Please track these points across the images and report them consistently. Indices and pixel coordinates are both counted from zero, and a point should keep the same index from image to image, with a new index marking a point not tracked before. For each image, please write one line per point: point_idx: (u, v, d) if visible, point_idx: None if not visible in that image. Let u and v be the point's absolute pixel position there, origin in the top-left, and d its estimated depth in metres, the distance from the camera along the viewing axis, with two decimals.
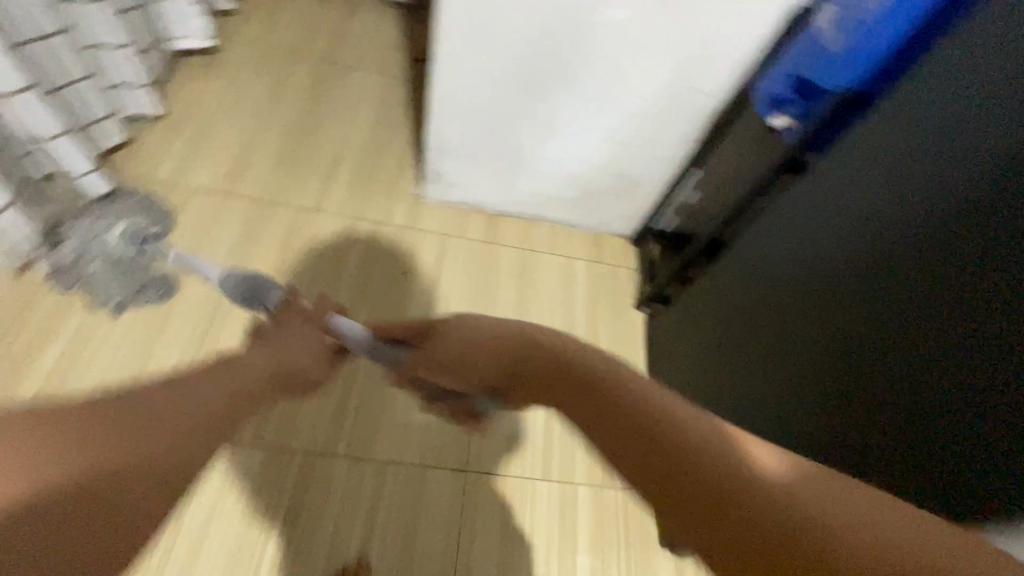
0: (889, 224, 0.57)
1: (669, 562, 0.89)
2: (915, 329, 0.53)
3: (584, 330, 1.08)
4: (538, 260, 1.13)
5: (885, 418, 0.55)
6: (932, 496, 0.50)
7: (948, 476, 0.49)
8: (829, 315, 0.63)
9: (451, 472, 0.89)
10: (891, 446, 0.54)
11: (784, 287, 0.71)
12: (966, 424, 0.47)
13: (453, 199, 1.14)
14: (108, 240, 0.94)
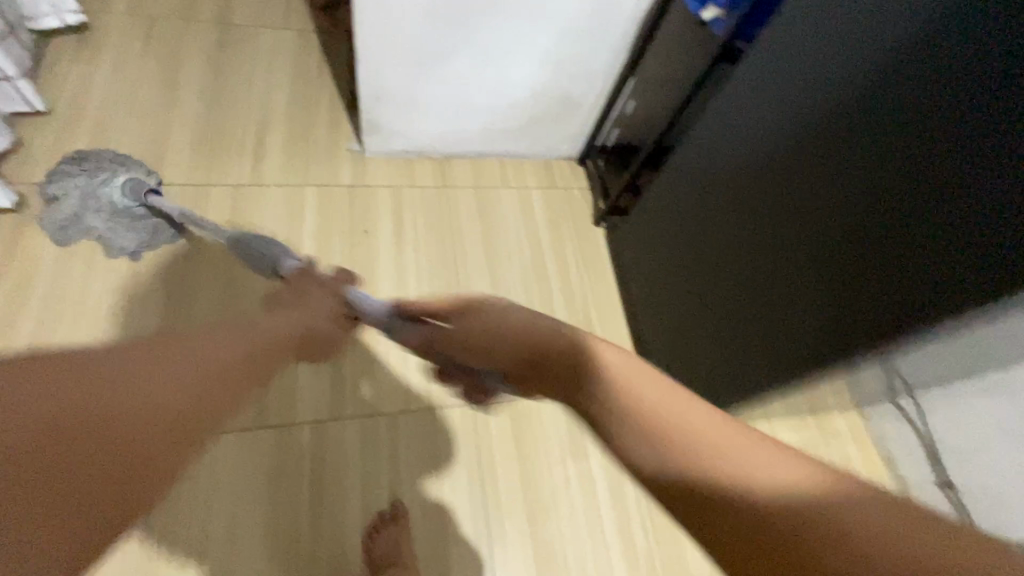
0: (836, 103, 0.64)
1: None
2: (870, 189, 0.60)
3: (552, 254, 1.11)
4: (494, 195, 1.14)
5: (855, 274, 0.62)
6: (905, 325, 0.57)
7: (918, 303, 0.56)
8: (791, 197, 0.70)
9: (459, 408, 0.93)
10: (862, 294, 0.62)
11: (747, 182, 0.78)
12: (906, 245, 0.57)
13: (397, 148, 1.11)
14: (99, 189, 0.93)
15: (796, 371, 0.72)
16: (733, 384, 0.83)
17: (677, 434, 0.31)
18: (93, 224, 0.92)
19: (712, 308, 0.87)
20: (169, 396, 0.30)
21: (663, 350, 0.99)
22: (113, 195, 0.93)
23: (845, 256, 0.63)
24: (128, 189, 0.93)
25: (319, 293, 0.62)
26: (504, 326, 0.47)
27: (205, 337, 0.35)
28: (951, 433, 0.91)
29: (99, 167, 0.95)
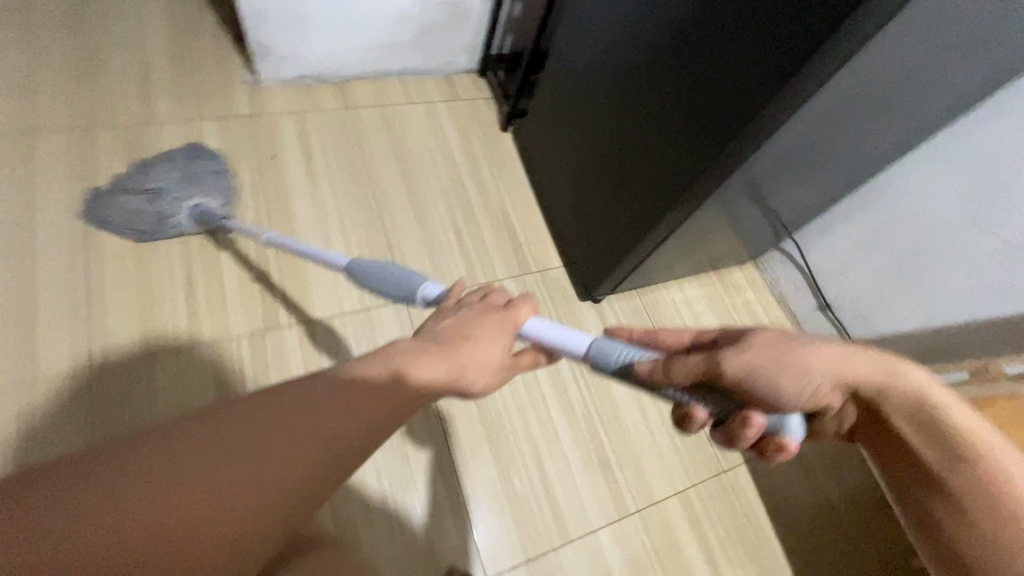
0: (649, 30, 0.79)
1: (592, 311, 1.07)
2: (669, 95, 0.78)
3: (463, 157, 1.15)
4: (398, 111, 1.16)
5: (666, 161, 0.82)
6: (693, 194, 0.78)
7: (699, 176, 0.76)
8: (627, 110, 0.87)
9: (393, 305, 0.97)
10: (672, 176, 0.81)
11: (597, 99, 0.94)
12: (693, 133, 0.75)
13: (291, 74, 1.10)
14: (169, 200, 0.91)
15: (635, 244, 0.92)
16: (620, 254, 0.96)
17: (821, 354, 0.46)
18: (132, 216, 0.90)
19: (581, 204, 1.04)
20: (226, 460, 0.36)
21: (577, 239, 1.06)
22: (179, 203, 0.91)
23: (658, 149, 0.83)
24: (194, 214, 0.91)
25: (488, 342, 0.49)
26: (767, 375, 0.46)
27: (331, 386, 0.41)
28: (825, 261, 1.06)
29: (189, 180, 0.94)
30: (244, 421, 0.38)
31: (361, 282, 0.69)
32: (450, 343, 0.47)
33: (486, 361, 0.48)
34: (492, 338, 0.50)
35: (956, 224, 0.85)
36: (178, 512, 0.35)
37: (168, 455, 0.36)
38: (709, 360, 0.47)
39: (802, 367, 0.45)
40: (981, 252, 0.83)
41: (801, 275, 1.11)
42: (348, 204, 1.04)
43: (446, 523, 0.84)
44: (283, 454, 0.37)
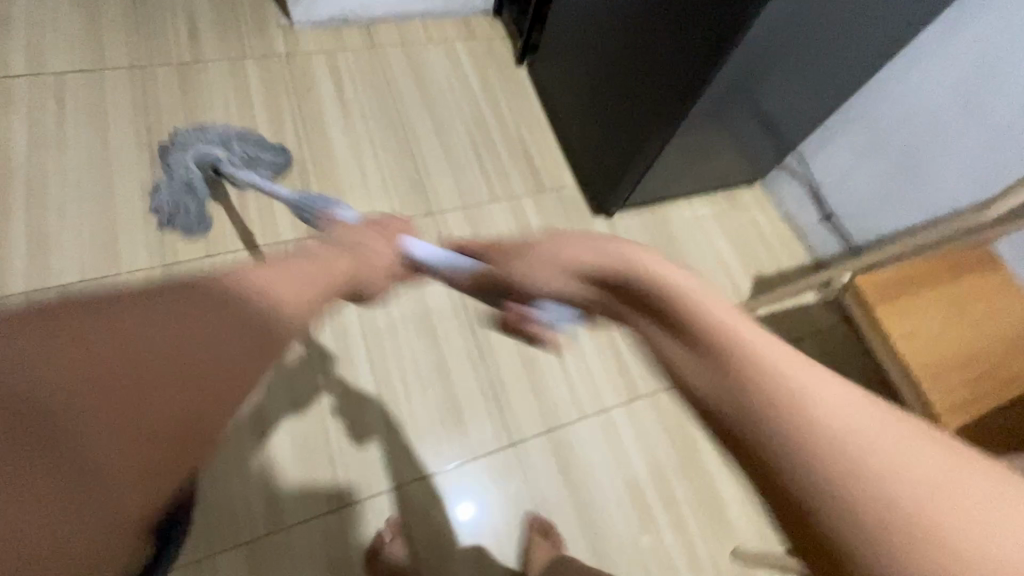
0: None
1: (604, 224, 1.14)
2: None
3: (481, 89, 1.23)
4: (420, 49, 1.24)
5: (669, 60, 0.89)
6: (696, 85, 0.86)
7: (700, 66, 0.84)
8: (628, 21, 0.95)
9: (421, 217, 1.06)
10: (675, 73, 0.89)
11: (599, 18, 1.02)
12: (692, 27, 0.83)
13: (321, 17, 1.19)
14: (185, 168, 0.93)
15: (642, 149, 1.00)
16: (628, 162, 1.04)
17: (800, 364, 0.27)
18: (176, 193, 0.93)
19: (590, 123, 1.12)
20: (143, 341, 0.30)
21: (591, 157, 1.13)
22: (189, 163, 0.93)
23: (660, 51, 0.90)
24: (197, 157, 0.93)
25: (381, 245, 0.60)
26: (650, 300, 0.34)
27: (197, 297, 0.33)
28: (825, 171, 1.11)
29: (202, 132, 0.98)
30: (141, 311, 0.31)
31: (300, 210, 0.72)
32: (345, 246, 0.55)
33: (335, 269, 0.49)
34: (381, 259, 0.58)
35: (945, 111, 0.90)
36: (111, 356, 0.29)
37: (69, 326, 0.29)
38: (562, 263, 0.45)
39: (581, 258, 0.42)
40: (970, 137, 0.88)
41: (803, 190, 1.16)
42: (377, 131, 1.13)
43: (477, 401, 0.93)
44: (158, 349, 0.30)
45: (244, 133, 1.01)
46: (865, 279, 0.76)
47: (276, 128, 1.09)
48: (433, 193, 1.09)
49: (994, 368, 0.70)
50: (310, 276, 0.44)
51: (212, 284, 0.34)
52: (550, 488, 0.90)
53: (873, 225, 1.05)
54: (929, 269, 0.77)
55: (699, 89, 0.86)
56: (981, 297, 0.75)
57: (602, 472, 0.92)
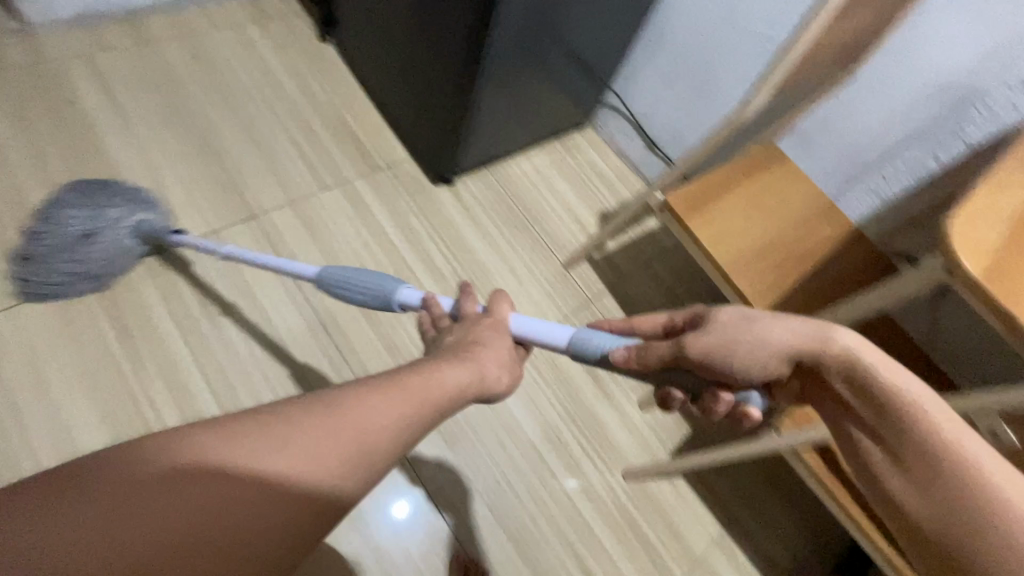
0: None
1: (446, 193, 1.11)
2: None
3: (287, 73, 1.13)
4: (204, 38, 1.11)
5: (455, 9, 0.88)
6: (482, 29, 0.86)
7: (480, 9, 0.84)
8: None
9: (242, 223, 0.97)
10: (463, 22, 0.88)
11: None
12: None
13: (65, 15, 1.01)
14: (63, 230, 0.83)
15: (455, 108, 0.99)
16: (448, 124, 1.02)
17: (925, 409, 0.40)
18: (46, 255, 0.82)
19: (406, 91, 1.07)
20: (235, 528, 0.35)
21: (415, 126, 1.10)
22: (70, 231, 0.83)
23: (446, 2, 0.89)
24: (140, 232, 0.86)
25: (500, 336, 0.56)
26: (720, 347, 0.46)
27: (303, 436, 0.37)
28: (640, 103, 1.17)
29: (118, 201, 0.87)
30: (208, 481, 0.35)
31: (330, 289, 0.71)
32: (468, 346, 0.53)
33: (500, 352, 0.55)
34: (498, 353, 0.54)
35: (718, 29, 0.98)
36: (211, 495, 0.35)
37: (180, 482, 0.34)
38: (725, 328, 0.47)
39: (790, 341, 0.45)
40: (740, 49, 0.97)
41: (626, 121, 1.22)
42: (169, 137, 1.00)
43: None
44: (249, 523, 0.35)
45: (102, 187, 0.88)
46: (676, 195, 0.81)
47: (34, 154, 0.92)
48: (252, 195, 0.99)
49: (786, 248, 0.80)
50: (398, 398, 0.43)
51: (288, 420, 0.38)
52: (439, 467, 0.88)
53: (687, 145, 1.14)
54: (725, 173, 0.85)
55: (486, 33, 0.86)
56: (767, 191, 0.85)
57: (489, 435, 0.92)
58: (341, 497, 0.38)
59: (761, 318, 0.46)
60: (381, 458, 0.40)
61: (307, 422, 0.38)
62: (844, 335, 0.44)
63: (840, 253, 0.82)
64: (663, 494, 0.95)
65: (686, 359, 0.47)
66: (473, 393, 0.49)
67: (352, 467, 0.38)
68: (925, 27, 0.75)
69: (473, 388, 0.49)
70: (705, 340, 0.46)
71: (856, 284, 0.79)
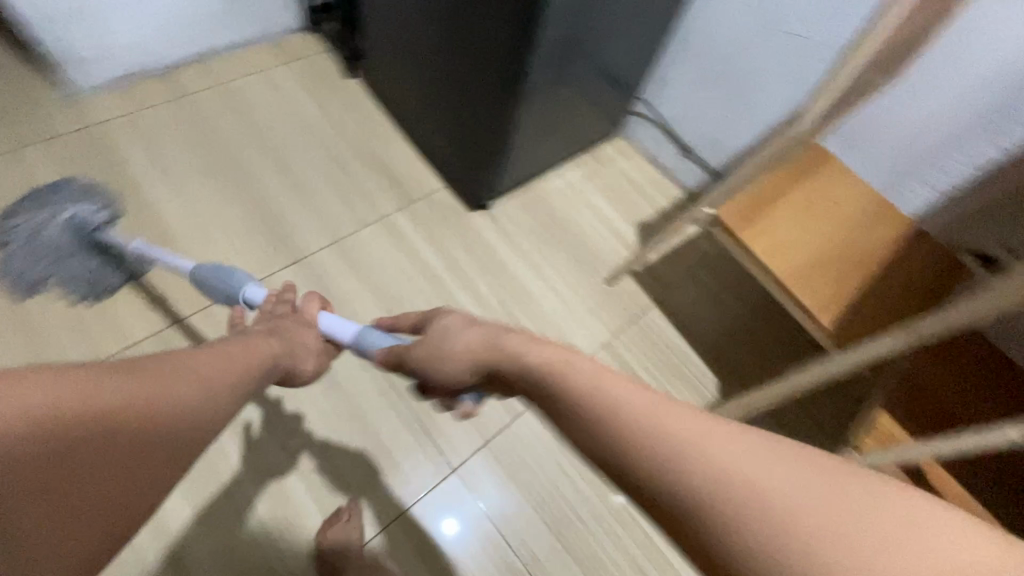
0: None
1: (483, 218, 1.11)
2: None
3: (317, 113, 1.14)
4: (236, 85, 1.13)
5: (490, 44, 0.88)
6: (521, 63, 0.86)
7: (519, 44, 0.84)
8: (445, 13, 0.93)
9: (289, 268, 0.98)
10: (499, 56, 0.88)
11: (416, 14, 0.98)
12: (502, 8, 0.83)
13: (107, 77, 1.04)
14: (47, 229, 0.85)
15: (492, 136, 0.99)
16: (484, 152, 1.02)
17: (710, 458, 0.31)
18: (47, 259, 0.85)
19: (438, 121, 1.08)
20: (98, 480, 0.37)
21: (448, 154, 1.10)
22: (57, 229, 0.85)
23: (480, 38, 0.89)
24: (75, 222, 0.86)
25: (306, 345, 0.64)
26: (429, 360, 0.53)
27: (193, 367, 0.47)
28: (672, 110, 1.15)
29: (44, 203, 0.87)
30: (94, 450, 0.37)
31: (204, 288, 0.73)
32: (269, 334, 0.62)
33: (305, 344, 0.65)
34: (272, 349, 0.59)
35: (752, 29, 0.95)
36: (95, 457, 0.37)
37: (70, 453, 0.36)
38: (430, 346, 0.53)
39: (630, 401, 0.35)
40: (776, 48, 0.94)
41: (656, 129, 1.20)
42: (212, 188, 1.02)
43: (405, 441, 0.89)
44: (117, 485, 0.38)
45: (57, 188, 0.90)
46: (726, 208, 0.79)
47: None
48: (297, 238, 1.01)
49: (849, 256, 0.77)
50: (229, 358, 0.52)
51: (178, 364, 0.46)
52: (502, 498, 0.88)
53: (724, 148, 1.11)
54: (775, 181, 0.83)
55: (525, 66, 0.86)
56: (822, 196, 0.82)
57: (549, 461, 0.92)
58: (200, 438, 0.45)
59: (518, 336, 0.46)
60: (227, 405, 0.48)
61: (172, 379, 0.44)
62: (687, 420, 0.33)
63: (904, 258, 0.79)
64: None
65: (505, 373, 0.46)
66: (276, 357, 0.59)
67: (218, 400, 0.47)
68: (968, 31, 0.72)
69: (270, 356, 0.58)
70: (425, 344, 0.54)
71: (928, 291, 0.76)
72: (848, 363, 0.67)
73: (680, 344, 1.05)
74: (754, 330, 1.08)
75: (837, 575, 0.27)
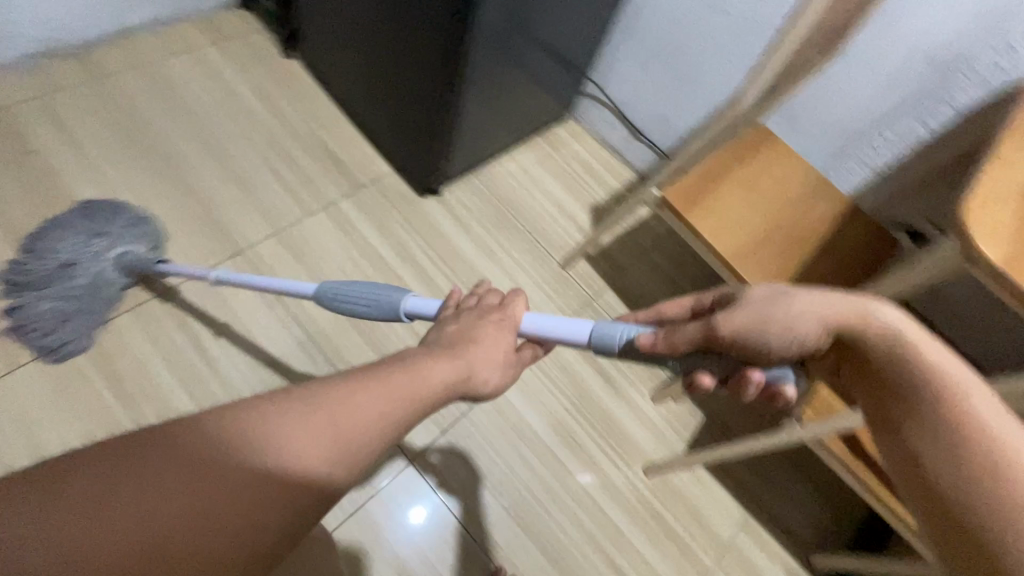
0: None
1: (434, 203, 1.09)
2: None
3: (254, 95, 1.08)
4: (163, 66, 1.05)
5: (432, 23, 0.85)
6: (464, 43, 0.83)
7: (460, 23, 0.81)
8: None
9: (229, 260, 0.93)
10: (441, 36, 0.85)
11: None
12: None
13: (11, 57, 0.95)
14: (91, 258, 0.82)
15: (440, 120, 0.96)
16: (431, 137, 0.99)
17: (946, 382, 0.37)
18: (56, 290, 0.80)
19: (382, 103, 1.04)
20: (138, 506, 0.34)
21: (396, 138, 1.06)
22: (98, 263, 0.82)
23: (421, 17, 0.86)
24: (123, 265, 0.84)
25: (500, 338, 0.54)
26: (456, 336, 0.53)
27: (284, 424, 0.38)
28: (622, 91, 1.15)
29: (99, 228, 0.84)
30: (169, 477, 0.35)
31: (331, 306, 0.66)
32: (455, 344, 0.52)
33: (500, 347, 0.54)
34: (491, 356, 0.52)
35: (695, 10, 0.96)
36: (190, 500, 0.35)
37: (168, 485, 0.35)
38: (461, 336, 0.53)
39: (827, 315, 0.41)
40: (719, 29, 0.95)
41: (607, 111, 1.19)
42: (139, 177, 0.95)
43: None
44: (217, 531, 0.35)
45: (117, 216, 0.86)
46: (673, 191, 0.80)
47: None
48: (236, 228, 0.96)
49: (791, 234, 0.79)
50: (385, 391, 0.43)
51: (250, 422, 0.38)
52: (462, 487, 0.88)
53: (673, 130, 1.12)
54: (721, 161, 0.84)
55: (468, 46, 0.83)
56: (766, 175, 0.84)
57: (508, 448, 0.92)
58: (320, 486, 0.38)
59: (771, 288, 0.44)
60: (355, 456, 0.40)
61: (284, 421, 0.38)
62: (924, 345, 0.38)
63: (843, 234, 0.82)
64: (685, 483, 0.95)
65: (716, 337, 0.45)
66: (462, 387, 0.49)
67: (329, 448, 0.39)
68: (908, 3, 0.74)
69: (460, 382, 0.49)
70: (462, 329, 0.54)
71: (862, 265, 0.79)
72: None
73: None
74: None
75: (973, 473, 0.35)
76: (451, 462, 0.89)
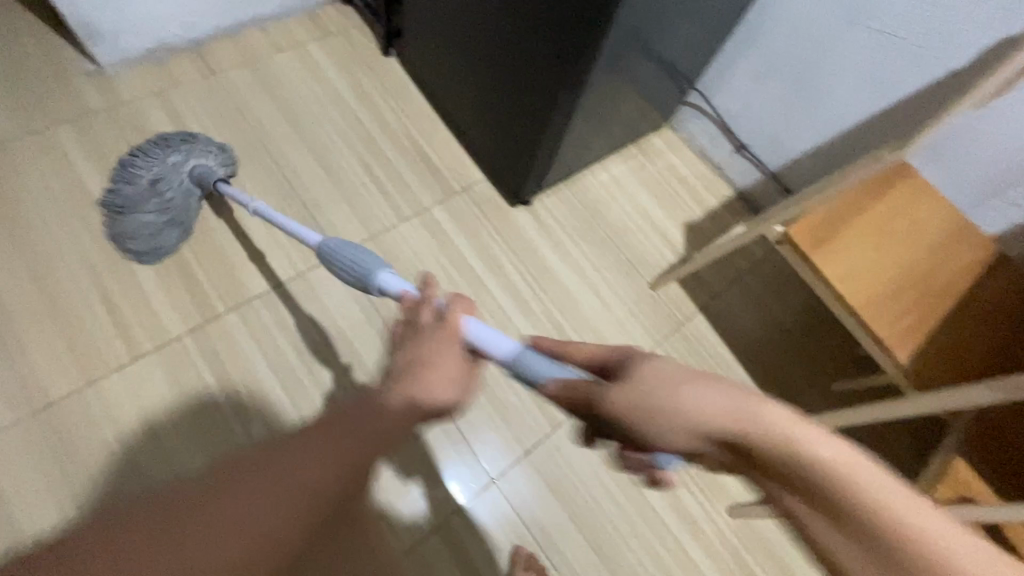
0: None
1: (523, 213, 1.06)
2: None
3: (352, 94, 1.08)
4: (269, 62, 1.07)
5: (551, 41, 0.82)
6: (585, 67, 0.80)
7: (583, 47, 0.78)
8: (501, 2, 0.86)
9: None
10: (559, 55, 0.82)
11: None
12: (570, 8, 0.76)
13: (136, 52, 0.99)
14: (167, 169, 0.86)
15: (543, 138, 0.93)
16: (529, 151, 0.97)
17: (881, 499, 0.32)
18: (140, 197, 0.85)
19: (481, 110, 1.02)
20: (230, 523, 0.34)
21: (491, 146, 1.04)
22: (174, 175, 0.86)
23: (539, 34, 0.83)
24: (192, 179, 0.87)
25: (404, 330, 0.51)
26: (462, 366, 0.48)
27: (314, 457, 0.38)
28: (730, 104, 1.08)
29: (174, 145, 0.87)
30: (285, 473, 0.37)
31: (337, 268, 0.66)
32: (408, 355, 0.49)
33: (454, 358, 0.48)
34: (452, 371, 0.47)
35: (832, 26, 0.87)
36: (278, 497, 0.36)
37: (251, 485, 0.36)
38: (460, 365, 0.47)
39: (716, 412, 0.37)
40: (858, 49, 0.86)
41: (710, 122, 1.12)
42: (245, 174, 0.98)
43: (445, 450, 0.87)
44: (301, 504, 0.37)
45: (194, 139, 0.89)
46: (800, 229, 0.74)
47: None
48: (333, 231, 0.97)
49: (930, 285, 0.72)
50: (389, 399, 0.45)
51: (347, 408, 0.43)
52: (542, 511, 0.87)
53: (784, 150, 1.04)
54: (854, 199, 0.77)
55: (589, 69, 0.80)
56: (903, 215, 0.76)
57: (589, 474, 0.90)
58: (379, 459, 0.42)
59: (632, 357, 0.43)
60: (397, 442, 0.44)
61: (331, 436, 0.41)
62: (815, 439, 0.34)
63: (988, 286, 0.74)
64: (771, 529, 0.91)
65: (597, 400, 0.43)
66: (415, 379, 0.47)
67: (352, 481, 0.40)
68: None
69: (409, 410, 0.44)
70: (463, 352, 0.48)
71: (1012, 321, 0.71)
72: (916, 411, 0.64)
73: (726, 355, 1.01)
74: (801, 341, 1.04)
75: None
76: (533, 483, 0.88)
